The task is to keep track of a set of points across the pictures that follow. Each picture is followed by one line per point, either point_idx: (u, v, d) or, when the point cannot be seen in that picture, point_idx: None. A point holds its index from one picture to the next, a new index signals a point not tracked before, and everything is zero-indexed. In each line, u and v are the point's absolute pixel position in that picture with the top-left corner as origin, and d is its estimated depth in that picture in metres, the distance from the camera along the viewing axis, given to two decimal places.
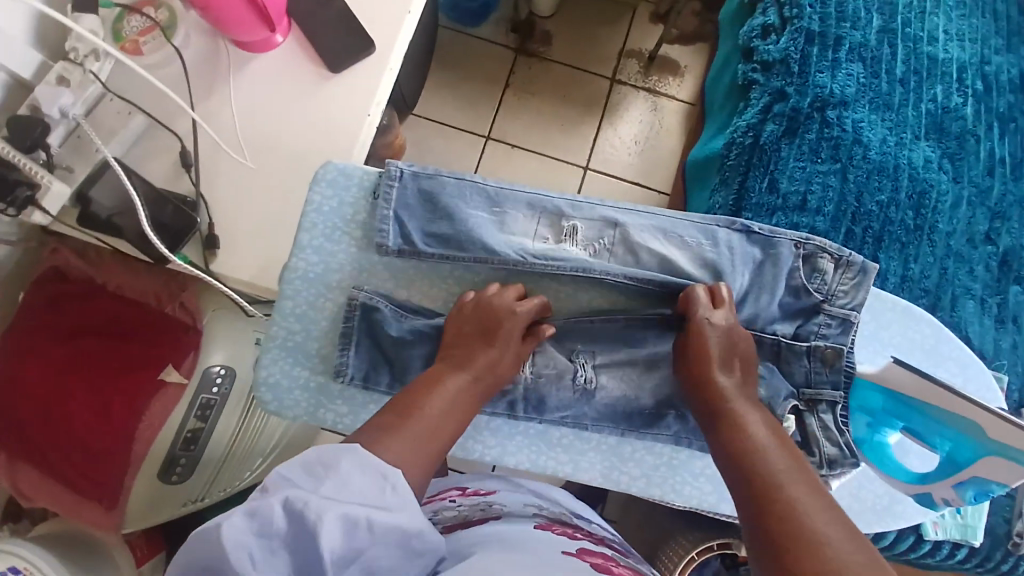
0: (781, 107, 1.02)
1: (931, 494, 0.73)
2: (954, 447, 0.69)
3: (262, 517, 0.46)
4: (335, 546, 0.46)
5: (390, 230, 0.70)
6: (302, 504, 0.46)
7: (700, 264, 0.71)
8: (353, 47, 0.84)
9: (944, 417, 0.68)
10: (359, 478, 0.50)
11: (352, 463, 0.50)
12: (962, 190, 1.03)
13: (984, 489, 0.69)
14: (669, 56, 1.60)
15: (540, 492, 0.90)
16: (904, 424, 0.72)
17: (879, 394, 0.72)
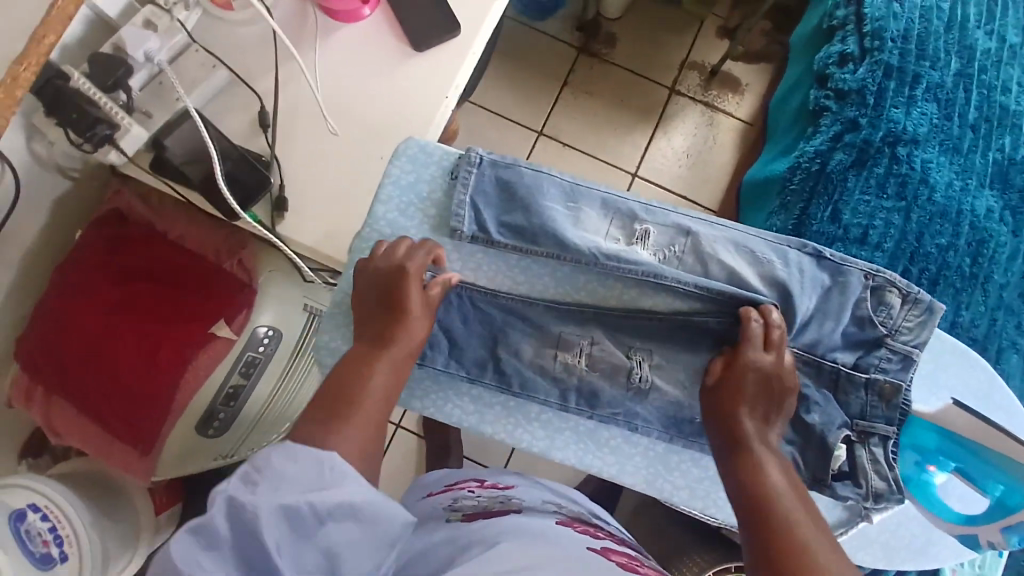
0: (852, 137, 1.01)
1: (977, 536, 0.73)
2: (1006, 492, 0.70)
3: (206, 532, 0.42)
4: (281, 538, 0.42)
5: (466, 216, 0.69)
6: (246, 511, 0.42)
7: (770, 282, 0.70)
8: (440, 27, 0.85)
9: (1002, 460, 0.70)
10: (297, 468, 0.45)
11: (284, 458, 0.45)
12: (1021, 243, 1.02)
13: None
14: (731, 73, 1.59)
15: (557, 491, 0.92)
16: (957, 466, 0.73)
17: (934, 434, 0.74)
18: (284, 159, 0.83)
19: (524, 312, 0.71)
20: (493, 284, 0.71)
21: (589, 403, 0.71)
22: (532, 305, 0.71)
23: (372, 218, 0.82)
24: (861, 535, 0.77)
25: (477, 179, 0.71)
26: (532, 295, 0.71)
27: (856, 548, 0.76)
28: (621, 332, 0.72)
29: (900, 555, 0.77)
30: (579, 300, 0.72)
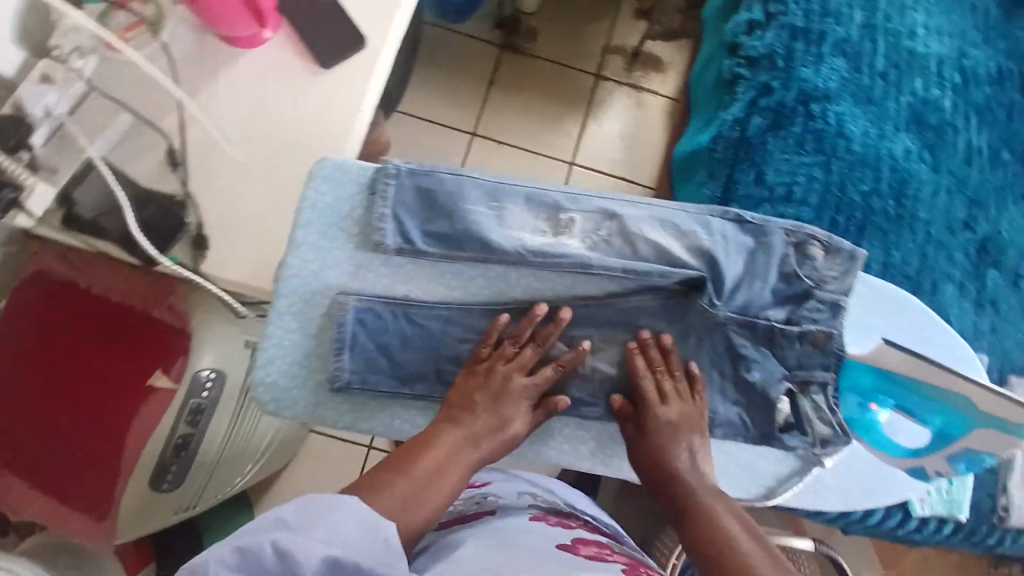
0: (767, 101, 1.03)
1: (925, 468, 0.80)
2: (945, 422, 0.77)
3: (250, 552, 0.46)
4: None
5: (389, 229, 0.68)
6: (290, 545, 0.46)
7: (697, 253, 0.72)
8: (344, 41, 0.84)
9: (940, 394, 0.75)
10: (338, 516, 0.50)
11: (343, 516, 0.51)
12: (941, 179, 1.06)
13: (974, 460, 0.78)
14: (652, 52, 1.61)
15: (535, 482, 0.92)
16: (898, 403, 0.77)
17: (871, 373, 0.76)
18: (200, 197, 0.81)
19: (462, 317, 0.70)
20: (427, 295, 0.70)
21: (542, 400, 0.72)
22: (467, 309, 0.70)
23: (294, 244, 0.83)
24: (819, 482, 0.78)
25: (397, 191, 0.69)
26: (466, 299, 0.70)
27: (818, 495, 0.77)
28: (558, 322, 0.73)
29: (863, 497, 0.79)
30: (514, 298, 0.71)
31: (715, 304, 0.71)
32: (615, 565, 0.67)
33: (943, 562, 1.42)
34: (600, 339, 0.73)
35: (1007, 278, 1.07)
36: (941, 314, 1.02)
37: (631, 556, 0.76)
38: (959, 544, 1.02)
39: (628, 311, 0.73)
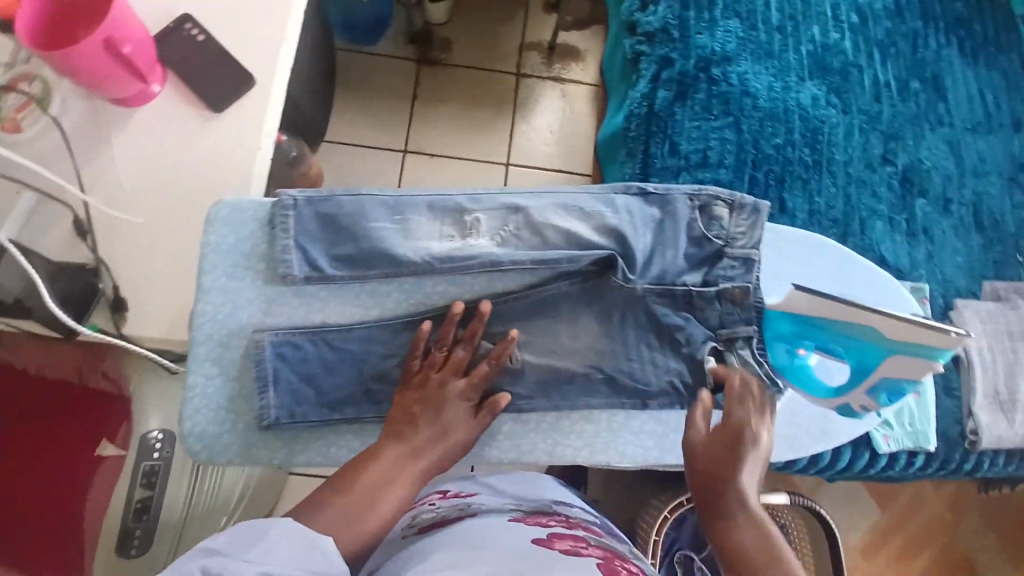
0: (668, 73, 1.05)
1: (850, 403, 0.74)
2: (858, 357, 0.70)
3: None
4: None
5: (294, 260, 0.67)
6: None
7: (605, 231, 0.72)
8: (234, 83, 0.84)
9: (845, 329, 0.69)
10: (280, 547, 0.46)
11: (281, 533, 0.47)
12: (852, 120, 1.07)
13: (897, 388, 0.70)
14: (569, 42, 1.63)
15: (524, 482, 0.80)
16: (814, 343, 0.72)
17: (788, 319, 0.72)
18: (112, 261, 0.80)
19: (382, 334, 0.70)
20: (344, 318, 0.70)
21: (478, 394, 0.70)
22: (385, 327, 0.70)
23: (202, 289, 0.85)
24: None
25: (297, 220, 0.69)
26: (384, 317, 0.70)
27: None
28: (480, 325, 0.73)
29: (801, 440, 0.79)
30: (432, 305, 0.71)
31: (630, 278, 0.72)
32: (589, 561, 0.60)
33: (938, 494, 1.41)
34: (526, 332, 0.73)
35: (936, 205, 1.07)
36: (874, 250, 1.03)
37: (611, 550, 0.69)
38: (936, 474, 1.01)
39: (548, 299, 0.73)
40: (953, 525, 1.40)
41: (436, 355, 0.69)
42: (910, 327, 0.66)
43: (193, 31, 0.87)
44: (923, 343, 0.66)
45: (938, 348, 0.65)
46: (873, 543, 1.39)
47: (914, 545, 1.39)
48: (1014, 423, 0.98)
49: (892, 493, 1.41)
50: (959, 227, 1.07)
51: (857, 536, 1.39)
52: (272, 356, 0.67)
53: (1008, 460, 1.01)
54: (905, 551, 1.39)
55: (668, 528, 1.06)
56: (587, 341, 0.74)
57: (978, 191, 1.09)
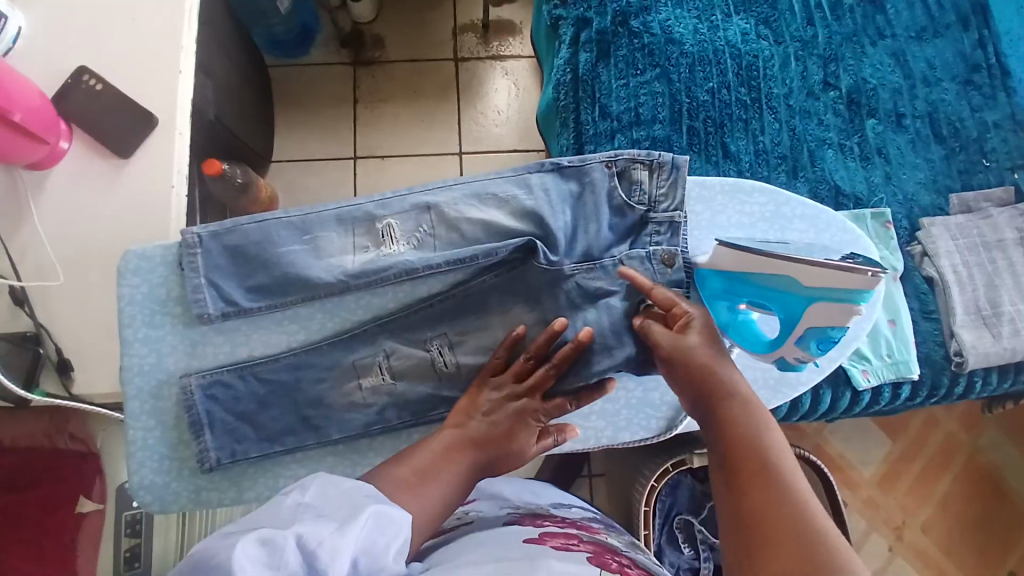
0: (588, 34, 1.01)
1: (785, 358, 0.72)
2: (786, 308, 0.68)
3: (275, 546, 0.42)
4: (319, 538, 0.44)
5: (206, 298, 0.69)
6: (316, 543, 0.43)
7: (520, 215, 0.71)
8: (137, 125, 0.82)
9: (770, 279, 0.68)
10: (351, 507, 0.48)
11: (315, 491, 0.49)
12: (786, 49, 1.03)
13: (826, 337, 0.68)
14: (502, 18, 1.58)
15: (522, 488, 0.78)
16: (748, 298, 0.71)
17: (718, 277, 0.72)
18: (51, 323, 0.79)
19: (312, 357, 0.71)
20: (270, 348, 0.71)
21: (412, 411, 0.72)
22: (315, 350, 0.71)
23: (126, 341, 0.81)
24: None
25: (207, 256, 0.69)
26: (312, 338, 0.72)
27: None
28: (412, 338, 0.72)
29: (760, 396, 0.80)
30: (358, 319, 0.72)
31: (551, 259, 0.71)
32: (578, 555, 0.57)
33: (952, 415, 1.36)
34: (457, 334, 0.73)
35: (887, 121, 1.03)
36: (829, 180, 0.99)
37: (606, 543, 0.65)
38: (929, 401, 0.97)
39: (474, 296, 0.73)
40: (969, 444, 1.36)
41: (493, 361, 0.71)
42: (826, 273, 0.65)
43: (93, 82, 0.83)
44: (840, 288, 0.64)
45: (855, 291, 0.64)
46: (893, 476, 1.34)
47: (934, 471, 1.34)
48: (1000, 337, 0.94)
49: (905, 422, 1.36)
50: (917, 141, 1.03)
51: (876, 469, 1.34)
52: (202, 399, 0.70)
53: (1002, 377, 0.96)
54: (927, 478, 1.34)
55: (662, 496, 1.04)
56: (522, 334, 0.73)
57: (932, 99, 1.04)
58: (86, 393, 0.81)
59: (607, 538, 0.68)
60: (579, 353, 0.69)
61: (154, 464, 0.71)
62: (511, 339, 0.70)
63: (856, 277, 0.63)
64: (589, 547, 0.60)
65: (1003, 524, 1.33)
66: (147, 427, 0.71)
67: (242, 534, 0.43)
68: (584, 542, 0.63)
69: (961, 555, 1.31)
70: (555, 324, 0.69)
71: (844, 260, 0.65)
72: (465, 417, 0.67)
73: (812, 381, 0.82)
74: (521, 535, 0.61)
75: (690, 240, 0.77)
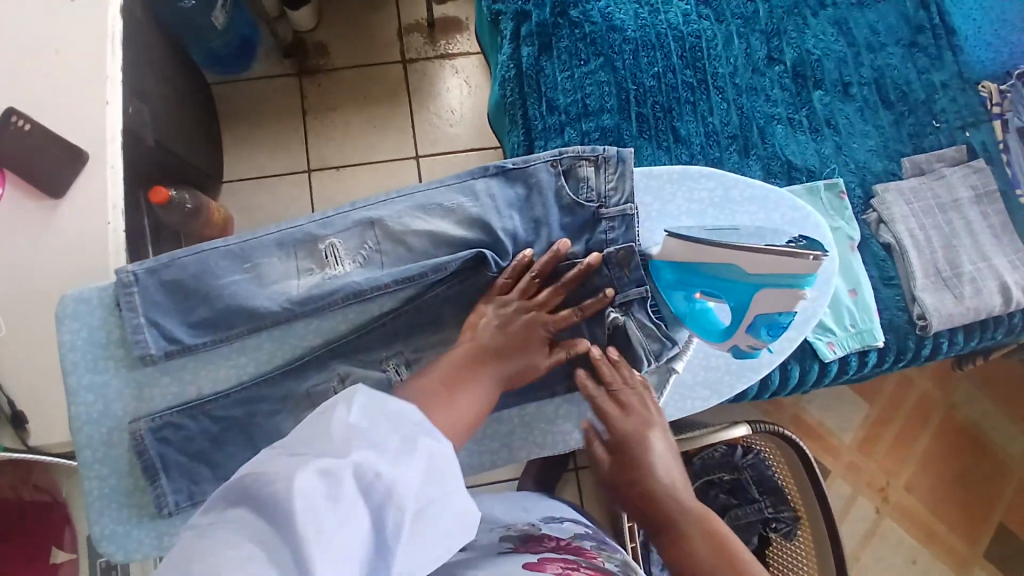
0: (527, 27, 0.99)
1: (739, 344, 0.73)
2: (733, 297, 0.69)
3: (335, 477, 0.37)
4: (373, 467, 0.38)
5: (147, 338, 0.66)
6: (374, 477, 0.38)
7: (467, 223, 0.70)
8: (65, 162, 0.79)
9: (717, 271, 0.68)
10: (410, 435, 0.41)
11: (363, 409, 0.42)
12: (728, 27, 1.02)
13: (776, 323, 0.69)
14: (448, 15, 1.56)
15: (509, 512, 0.78)
16: (700, 288, 0.72)
17: (671, 268, 0.72)
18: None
19: (264, 389, 0.69)
20: (221, 382, 0.69)
21: None
22: (268, 381, 0.69)
23: None
24: (678, 390, 0.78)
25: (144, 294, 0.67)
26: (264, 369, 0.69)
27: (684, 398, 0.78)
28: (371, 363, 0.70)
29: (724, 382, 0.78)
30: (309, 345, 0.70)
31: (502, 266, 0.70)
32: None
33: (925, 373, 1.38)
34: (413, 351, 0.71)
35: (835, 92, 1.03)
36: (782, 156, 0.99)
37: (604, 568, 0.63)
38: (897, 366, 0.98)
39: (429, 309, 0.71)
40: (944, 400, 1.38)
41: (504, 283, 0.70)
42: (768, 259, 0.65)
43: (20, 121, 0.80)
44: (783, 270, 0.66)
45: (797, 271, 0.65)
46: (872, 441, 1.35)
47: (914, 431, 1.36)
48: (963, 298, 0.95)
49: (881, 385, 1.37)
50: (865, 109, 1.03)
51: (856, 435, 1.35)
52: (154, 442, 0.67)
53: (968, 336, 0.97)
54: (906, 438, 1.36)
55: None
56: None
57: (877, 65, 1.04)
58: (42, 444, 0.78)
59: (604, 562, 0.66)
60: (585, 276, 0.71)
61: (113, 513, 0.68)
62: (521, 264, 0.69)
63: (796, 263, 0.64)
64: (589, 572, 0.59)
65: (983, 476, 1.36)
66: (102, 476, 0.68)
67: (300, 461, 0.38)
68: (584, 567, 0.62)
69: (945, 511, 1.34)
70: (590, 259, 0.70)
71: (786, 245, 0.66)
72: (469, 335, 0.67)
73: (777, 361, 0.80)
74: (520, 562, 0.60)
75: (641, 232, 0.76)
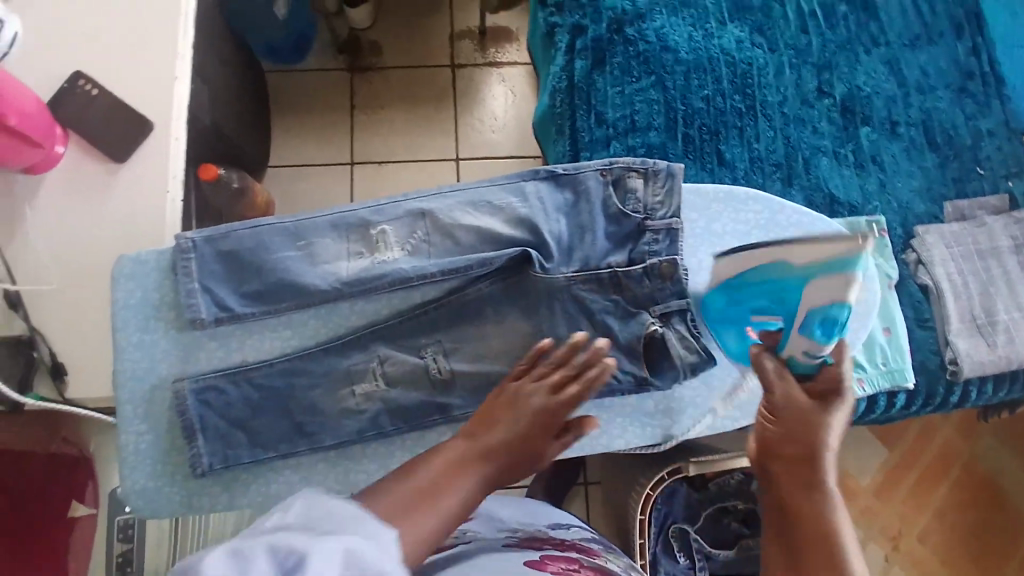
0: (582, 41, 1.02)
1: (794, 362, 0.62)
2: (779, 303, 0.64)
3: (246, 554, 0.33)
4: (289, 551, 0.34)
5: (199, 303, 0.69)
6: (292, 557, 0.34)
7: (514, 222, 0.72)
8: (133, 130, 0.82)
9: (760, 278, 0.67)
10: (341, 529, 0.37)
11: (303, 504, 0.39)
12: (780, 57, 1.04)
13: (830, 320, 0.59)
14: (499, 25, 1.59)
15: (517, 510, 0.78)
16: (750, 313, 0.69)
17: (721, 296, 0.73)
18: (44, 326, 0.78)
19: (304, 364, 0.71)
20: (263, 353, 0.71)
21: (405, 419, 0.72)
22: (309, 356, 0.71)
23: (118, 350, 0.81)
24: (709, 409, 0.78)
25: (199, 261, 0.69)
26: (305, 344, 0.72)
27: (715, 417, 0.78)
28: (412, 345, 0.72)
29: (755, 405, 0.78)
30: (353, 325, 0.72)
31: (547, 267, 0.71)
32: None
33: (948, 422, 1.36)
34: (451, 342, 0.73)
35: (882, 130, 1.03)
36: (824, 189, 0.99)
37: (604, 568, 0.64)
38: (924, 410, 0.97)
39: (471, 302, 0.73)
40: (966, 451, 1.36)
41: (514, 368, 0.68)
42: (805, 247, 0.62)
43: (88, 86, 0.83)
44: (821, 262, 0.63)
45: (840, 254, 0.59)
46: (888, 485, 1.34)
47: (932, 479, 1.34)
48: (995, 346, 0.94)
49: (902, 429, 1.36)
50: (911, 149, 1.03)
51: (872, 477, 1.34)
52: (195, 403, 0.69)
53: (997, 386, 0.97)
54: (923, 485, 1.34)
55: (659, 504, 1.03)
56: (517, 342, 0.73)
57: (926, 107, 1.04)
58: (78, 398, 0.80)
59: (606, 563, 0.67)
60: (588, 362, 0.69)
61: None
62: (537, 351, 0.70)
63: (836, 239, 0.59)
64: (591, 573, 0.60)
65: (1000, 532, 1.33)
66: None
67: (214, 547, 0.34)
68: (585, 568, 0.63)
69: (958, 564, 1.31)
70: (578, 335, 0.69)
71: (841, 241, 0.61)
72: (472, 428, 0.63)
73: None
74: (524, 560, 0.61)
75: (686, 248, 0.79)
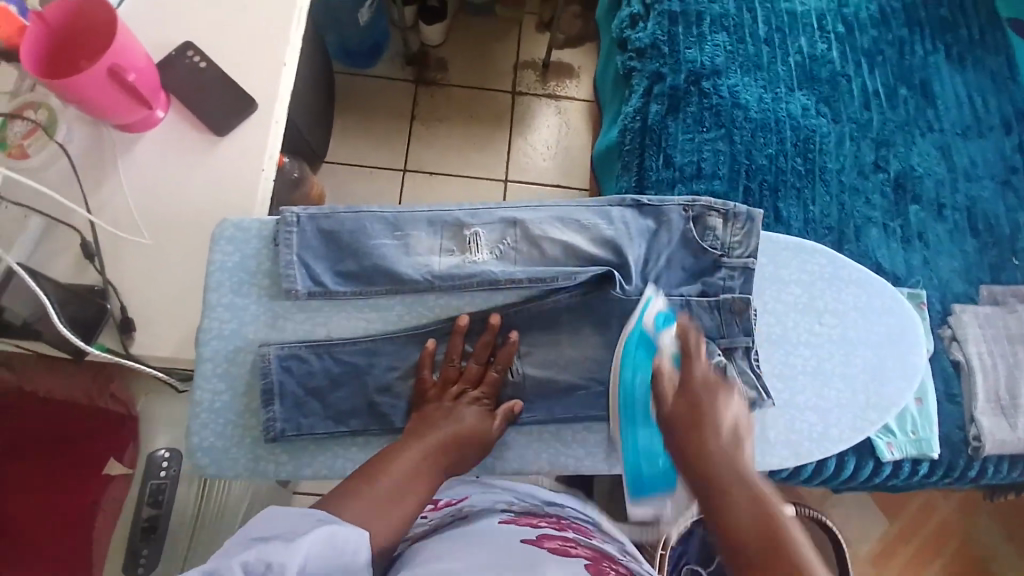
0: (660, 88, 1.08)
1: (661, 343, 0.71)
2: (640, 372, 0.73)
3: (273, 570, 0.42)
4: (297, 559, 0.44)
5: (298, 275, 0.75)
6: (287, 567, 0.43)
7: (599, 242, 0.77)
8: (235, 107, 0.79)
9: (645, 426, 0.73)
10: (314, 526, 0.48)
11: (272, 514, 0.48)
12: (842, 128, 1.10)
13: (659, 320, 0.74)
14: (563, 61, 1.66)
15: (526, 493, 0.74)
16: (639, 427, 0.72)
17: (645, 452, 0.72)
18: (120, 282, 0.74)
19: (388, 345, 0.77)
20: (348, 331, 0.77)
21: None
22: (393, 341, 0.77)
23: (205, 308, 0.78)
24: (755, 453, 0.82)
25: (300, 235, 0.76)
26: (389, 327, 0.77)
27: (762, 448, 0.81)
28: (432, 337, 0.77)
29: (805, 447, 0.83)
30: (437, 317, 0.78)
31: (625, 287, 0.77)
32: (578, 562, 0.55)
33: (950, 500, 1.39)
34: (526, 345, 0.79)
35: (929, 210, 1.09)
36: (870, 257, 1.05)
37: (602, 550, 0.63)
38: (942, 481, 1.00)
39: (546, 311, 0.79)
40: (963, 532, 1.38)
41: (448, 369, 0.76)
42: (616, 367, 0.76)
43: (196, 58, 0.81)
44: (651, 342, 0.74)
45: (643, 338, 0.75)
46: (884, 556, 1.36)
47: (927, 556, 1.36)
48: (1017, 427, 0.98)
49: (904, 501, 1.38)
50: (955, 231, 1.09)
51: (871, 546, 1.36)
52: (277, 367, 0.76)
53: (1012, 467, 1.00)
54: (919, 560, 1.36)
55: (675, 542, 1.04)
56: (587, 352, 0.79)
57: (971, 194, 1.10)
58: None
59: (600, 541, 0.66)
60: (489, 369, 0.77)
61: (217, 428, 0.78)
62: (428, 357, 0.76)
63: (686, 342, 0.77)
64: (588, 553, 0.59)
65: None
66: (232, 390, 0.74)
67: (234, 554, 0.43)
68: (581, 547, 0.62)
69: None
70: (511, 338, 0.76)
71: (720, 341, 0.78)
72: (421, 433, 0.70)
73: (848, 438, 0.84)
74: (519, 536, 0.60)
75: (756, 293, 0.85)
